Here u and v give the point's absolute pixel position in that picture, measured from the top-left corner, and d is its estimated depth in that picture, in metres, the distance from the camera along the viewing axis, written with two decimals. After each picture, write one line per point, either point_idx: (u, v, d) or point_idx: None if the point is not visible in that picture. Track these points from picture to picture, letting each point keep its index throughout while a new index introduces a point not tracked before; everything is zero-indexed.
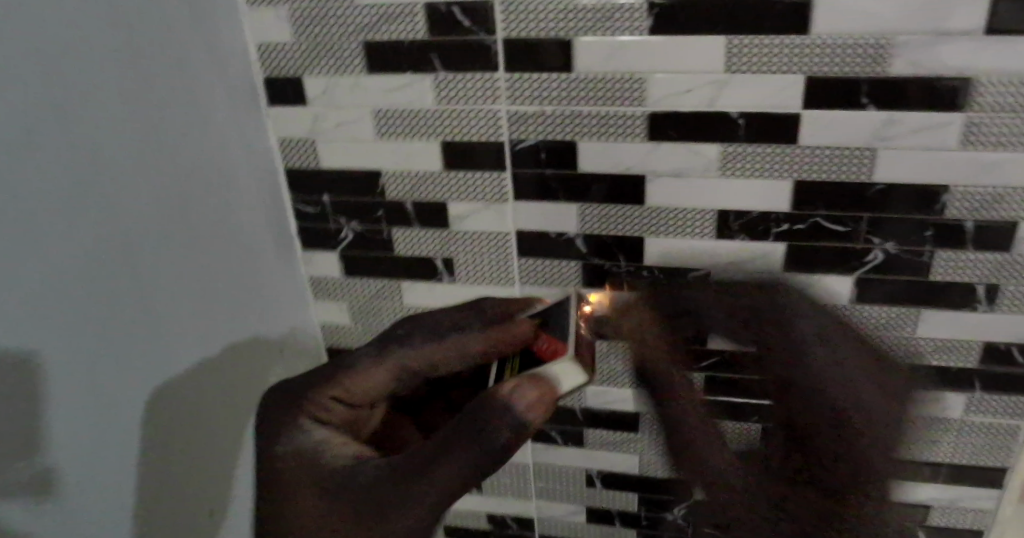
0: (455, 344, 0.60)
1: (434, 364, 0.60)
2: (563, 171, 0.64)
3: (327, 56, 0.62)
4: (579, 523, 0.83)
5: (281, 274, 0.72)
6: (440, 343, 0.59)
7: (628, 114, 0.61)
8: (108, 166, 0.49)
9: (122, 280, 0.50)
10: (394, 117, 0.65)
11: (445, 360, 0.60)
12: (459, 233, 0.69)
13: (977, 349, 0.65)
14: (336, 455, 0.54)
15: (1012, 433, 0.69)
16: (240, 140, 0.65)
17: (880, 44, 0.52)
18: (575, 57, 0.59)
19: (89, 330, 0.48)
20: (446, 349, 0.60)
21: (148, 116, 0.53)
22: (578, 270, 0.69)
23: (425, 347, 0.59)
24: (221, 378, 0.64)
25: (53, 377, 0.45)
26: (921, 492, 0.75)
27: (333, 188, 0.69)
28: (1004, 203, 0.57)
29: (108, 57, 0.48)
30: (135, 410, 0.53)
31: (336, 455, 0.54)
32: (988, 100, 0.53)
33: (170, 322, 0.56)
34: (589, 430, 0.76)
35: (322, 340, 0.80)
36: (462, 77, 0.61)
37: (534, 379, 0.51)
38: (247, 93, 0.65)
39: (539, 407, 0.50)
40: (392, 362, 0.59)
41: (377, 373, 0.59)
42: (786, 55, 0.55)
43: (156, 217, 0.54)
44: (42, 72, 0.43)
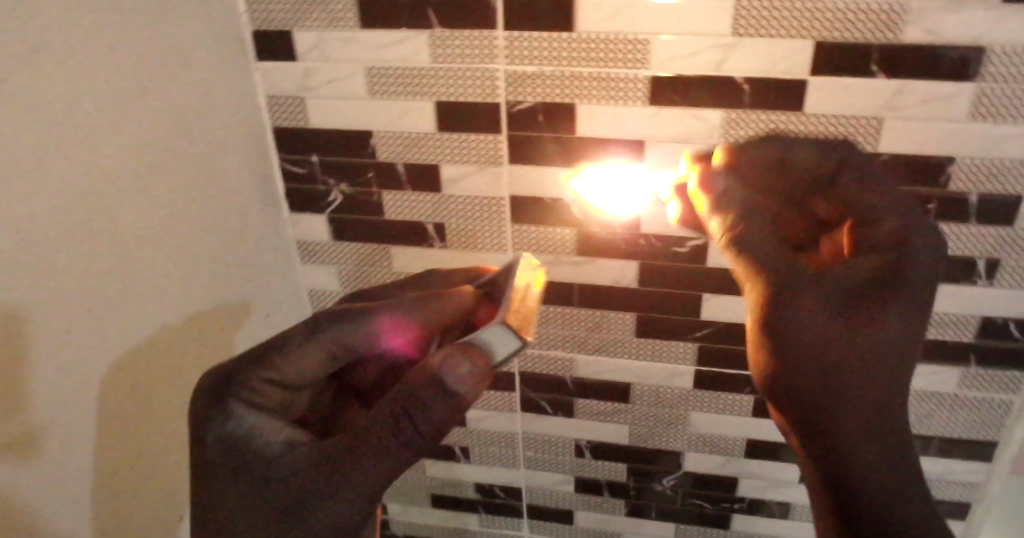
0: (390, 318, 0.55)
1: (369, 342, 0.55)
2: (559, 135, 0.62)
3: (317, 9, 0.60)
4: (567, 491, 0.84)
5: (268, 236, 0.71)
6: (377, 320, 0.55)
7: (629, 76, 0.58)
8: (94, 119, 0.48)
9: (102, 237, 0.49)
10: (385, 75, 0.63)
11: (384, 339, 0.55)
12: (451, 197, 0.68)
13: (975, 324, 0.63)
14: (270, 439, 0.50)
15: (1005, 410, 0.67)
16: (226, 95, 0.62)
17: (894, 8, 0.52)
18: (577, 15, 0.56)
19: (75, 286, 0.47)
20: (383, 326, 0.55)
21: (134, 67, 0.51)
22: (572, 237, 0.67)
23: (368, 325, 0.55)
24: (202, 341, 0.63)
25: (36, 333, 0.45)
26: (928, 468, 0.72)
27: (323, 148, 0.68)
28: (1008, 175, 0.57)
29: (92, 3, 0.47)
30: (114, 371, 0.52)
31: (269, 439, 0.50)
32: (997, 70, 0.53)
33: (154, 281, 0.55)
34: (579, 400, 0.77)
35: (309, 305, 0.79)
36: (458, 33, 0.59)
37: (467, 350, 0.49)
38: (236, 48, 0.63)
39: (474, 376, 0.48)
40: (328, 339, 0.54)
41: (310, 355, 0.54)
42: (797, 18, 0.54)
43: (138, 174, 0.53)
44: (25, 17, 0.42)
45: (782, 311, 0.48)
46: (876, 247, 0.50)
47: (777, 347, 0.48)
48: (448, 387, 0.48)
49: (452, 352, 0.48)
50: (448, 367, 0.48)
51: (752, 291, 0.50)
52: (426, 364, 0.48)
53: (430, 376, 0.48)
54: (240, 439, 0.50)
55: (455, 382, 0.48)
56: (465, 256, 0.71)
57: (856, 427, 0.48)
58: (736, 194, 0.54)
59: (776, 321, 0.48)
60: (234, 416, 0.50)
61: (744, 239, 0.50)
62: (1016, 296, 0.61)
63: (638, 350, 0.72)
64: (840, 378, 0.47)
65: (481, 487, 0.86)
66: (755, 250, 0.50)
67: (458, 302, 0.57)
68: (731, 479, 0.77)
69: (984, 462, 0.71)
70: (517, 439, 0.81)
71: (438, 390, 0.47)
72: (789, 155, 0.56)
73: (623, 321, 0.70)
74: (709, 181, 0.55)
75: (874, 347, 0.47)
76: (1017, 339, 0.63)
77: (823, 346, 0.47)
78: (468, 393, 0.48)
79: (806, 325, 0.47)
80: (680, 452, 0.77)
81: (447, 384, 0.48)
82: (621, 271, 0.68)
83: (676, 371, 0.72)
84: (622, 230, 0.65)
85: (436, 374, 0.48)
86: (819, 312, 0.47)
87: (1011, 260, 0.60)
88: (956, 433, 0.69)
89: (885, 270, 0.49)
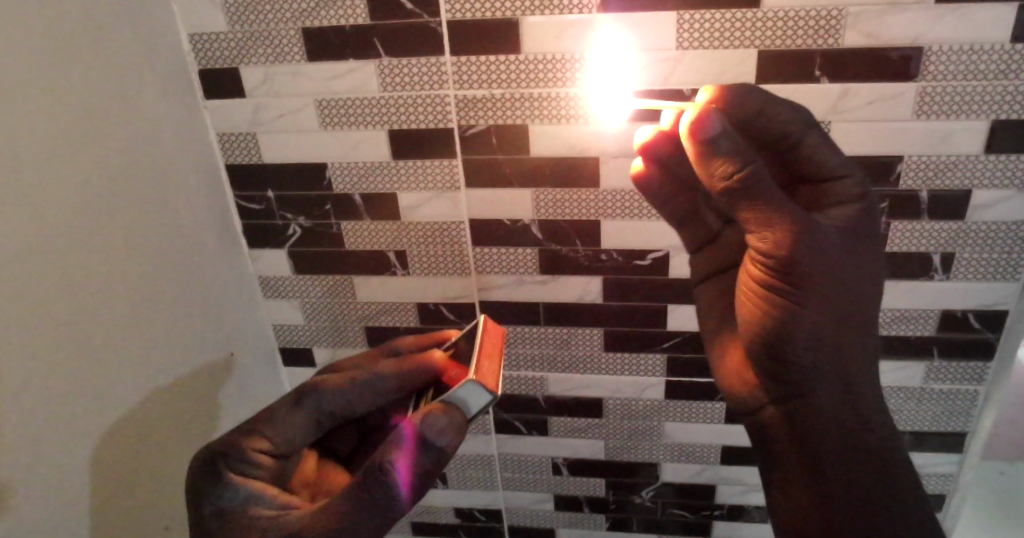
0: (366, 382, 0.57)
1: (351, 406, 0.57)
2: (514, 156, 0.62)
3: (264, 45, 0.60)
4: (549, 509, 0.83)
5: (232, 274, 0.70)
6: (358, 385, 0.57)
7: (578, 95, 0.59)
8: (45, 172, 0.47)
9: (59, 291, 0.48)
10: (336, 107, 0.62)
11: (365, 402, 0.57)
12: (410, 224, 0.67)
13: (934, 317, 0.64)
14: (265, 508, 0.52)
15: (971, 400, 0.68)
16: (179, 136, 0.62)
17: (832, 14, 0.53)
18: (522, 38, 0.57)
19: (34, 341, 0.46)
20: (359, 390, 0.57)
21: (83, 115, 0.51)
22: (534, 257, 0.67)
23: (343, 392, 0.57)
24: (177, 388, 0.62)
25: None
26: (918, 459, 0.72)
27: (278, 183, 0.67)
28: (956, 170, 0.58)
29: (34, 55, 0.46)
30: (83, 429, 0.51)
31: (264, 508, 0.52)
32: (938, 69, 0.54)
33: (120, 330, 0.54)
34: (554, 417, 0.76)
35: (277, 342, 0.78)
36: (406, 61, 0.59)
37: (446, 404, 0.49)
38: (185, 89, 0.62)
39: (455, 430, 0.49)
40: (312, 407, 0.57)
41: (298, 423, 0.56)
42: (737, 29, 0.54)
43: (95, 223, 0.52)
44: None
45: (803, 243, 0.47)
46: (843, 201, 0.52)
47: (795, 276, 0.47)
48: (431, 444, 0.48)
49: (432, 410, 0.48)
50: (430, 427, 0.48)
51: (767, 241, 0.47)
52: (408, 424, 0.48)
53: (412, 437, 0.48)
54: (235, 510, 0.52)
55: (438, 439, 0.48)
56: (429, 282, 0.71)
57: (845, 339, 0.51)
58: (729, 140, 0.45)
59: (798, 252, 0.47)
60: (230, 487, 0.52)
61: (756, 183, 0.45)
62: (972, 288, 0.62)
63: (608, 364, 0.72)
64: (840, 296, 0.49)
65: (464, 512, 0.86)
66: (766, 197, 0.45)
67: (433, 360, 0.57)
68: (709, 486, 0.78)
69: (954, 453, 0.71)
70: (495, 461, 0.81)
71: (422, 448, 0.48)
72: (771, 110, 0.50)
73: (591, 336, 0.70)
74: (700, 123, 0.45)
75: (861, 266, 0.50)
76: (975, 330, 0.64)
77: (834, 267, 0.48)
78: (450, 446, 0.49)
79: (822, 253, 0.47)
80: (657, 462, 0.77)
81: (430, 441, 0.48)
82: (585, 287, 0.68)
83: (647, 383, 0.72)
84: (583, 247, 0.66)
85: (417, 434, 0.48)
86: (832, 242, 0.48)
87: (965, 253, 0.61)
88: (927, 426, 0.70)
89: (863, 213, 0.51)
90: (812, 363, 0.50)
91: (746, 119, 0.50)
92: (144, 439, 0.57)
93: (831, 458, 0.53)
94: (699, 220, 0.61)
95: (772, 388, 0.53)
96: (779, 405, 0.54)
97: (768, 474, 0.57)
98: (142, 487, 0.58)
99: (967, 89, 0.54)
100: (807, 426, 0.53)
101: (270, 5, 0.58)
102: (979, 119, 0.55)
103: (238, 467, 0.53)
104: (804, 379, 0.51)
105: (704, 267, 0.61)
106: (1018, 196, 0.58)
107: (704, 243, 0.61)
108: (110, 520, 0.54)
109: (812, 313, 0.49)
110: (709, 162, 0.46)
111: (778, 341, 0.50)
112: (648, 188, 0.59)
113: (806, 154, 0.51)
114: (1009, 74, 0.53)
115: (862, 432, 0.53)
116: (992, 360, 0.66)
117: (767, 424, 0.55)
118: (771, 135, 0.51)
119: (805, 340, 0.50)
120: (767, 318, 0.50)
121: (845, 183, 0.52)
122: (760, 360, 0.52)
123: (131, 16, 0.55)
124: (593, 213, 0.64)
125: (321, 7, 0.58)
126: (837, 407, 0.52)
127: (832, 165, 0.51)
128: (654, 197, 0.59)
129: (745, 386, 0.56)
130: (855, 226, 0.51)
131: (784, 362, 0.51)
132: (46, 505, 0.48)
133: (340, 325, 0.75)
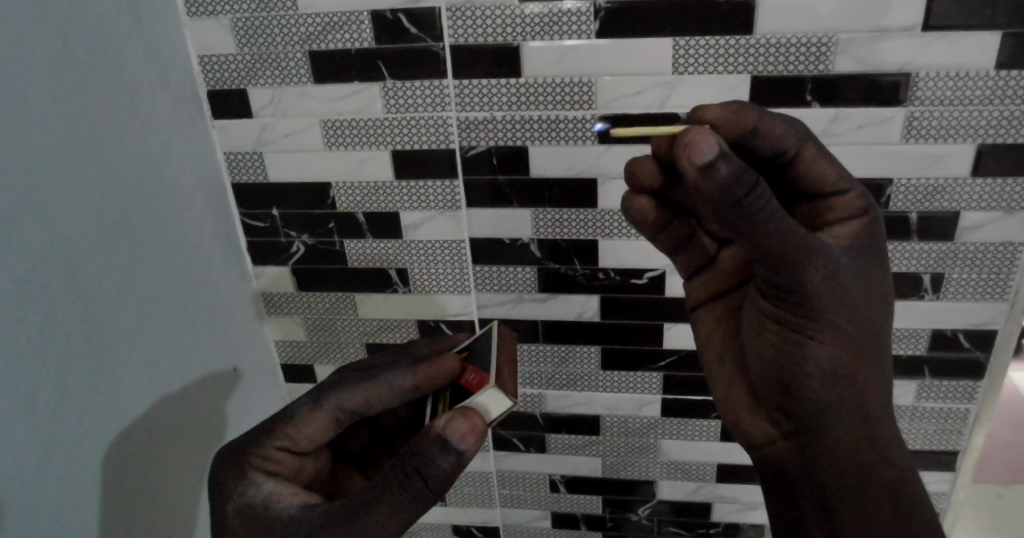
0: (382, 381, 0.57)
1: (369, 403, 0.57)
2: (515, 176, 0.64)
3: (272, 67, 0.62)
4: (546, 526, 0.84)
5: (235, 288, 0.71)
6: (375, 384, 0.57)
7: (578, 118, 0.60)
8: (57, 187, 0.48)
9: (69, 301, 0.49)
10: (342, 127, 0.64)
11: (375, 402, 0.57)
12: (412, 242, 0.69)
13: (926, 336, 0.65)
14: (288, 504, 0.52)
15: (963, 418, 0.69)
16: (188, 151, 0.63)
17: (823, 42, 0.55)
18: (523, 62, 0.59)
19: (48, 347, 0.48)
20: (376, 388, 0.57)
21: (95, 132, 0.52)
22: (534, 275, 0.68)
23: (357, 389, 0.57)
24: (180, 399, 0.62)
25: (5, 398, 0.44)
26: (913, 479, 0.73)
27: (283, 201, 0.69)
28: (944, 193, 0.59)
29: (48, 73, 0.48)
30: (92, 437, 0.52)
31: (287, 503, 0.52)
32: (926, 94, 0.56)
33: (127, 339, 0.55)
34: (552, 435, 0.77)
35: (278, 357, 0.79)
36: (409, 84, 0.61)
37: (468, 410, 0.49)
38: (194, 108, 0.64)
39: (476, 435, 0.48)
40: (333, 406, 0.57)
41: (320, 421, 0.56)
42: (731, 55, 0.56)
43: (104, 236, 0.53)
44: None
45: (815, 270, 0.48)
46: (848, 215, 0.53)
47: (807, 303, 0.49)
48: (451, 447, 0.47)
49: (453, 414, 0.48)
50: (452, 429, 0.47)
51: (782, 269, 0.48)
52: (429, 427, 0.48)
53: (433, 440, 0.47)
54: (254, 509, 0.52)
55: (458, 442, 0.47)
56: (430, 299, 0.72)
57: (860, 362, 0.51)
58: (727, 164, 0.44)
59: (808, 279, 0.48)
60: (251, 485, 0.53)
61: (767, 211, 0.45)
62: (963, 307, 0.64)
63: (605, 381, 0.73)
64: (852, 319, 0.50)
65: (462, 528, 0.86)
66: (774, 223, 0.46)
67: (449, 364, 0.56)
68: (705, 503, 0.78)
69: (948, 472, 0.72)
70: (494, 478, 0.81)
71: (442, 450, 0.47)
72: (768, 125, 0.52)
73: (589, 354, 0.71)
74: (693, 150, 0.44)
75: (872, 282, 0.51)
76: (966, 350, 0.66)
77: (846, 289, 0.49)
78: (470, 450, 0.48)
79: (834, 276, 0.49)
80: (653, 480, 0.78)
81: (451, 444, 0.47)
82: (583, 305, 0.69)
83: (645, 400, 0.73)
84: (582, 265, 0.67)
85: (438, 437, 0.47)
86: (845, 267, 0.49)
87: (954, 274, 0.62)
88: (921, 444, 0.71)
89: (869, 226, 0.53)
90: (825, 391, 0.51)
91: (743, 136, 0.52)
92: (149, 449, 0.58)
93: (840, 495, 0.52)
94: (695, 245, 0.61)
95: (784, 422, 0.54)
96: (791, 439, 0.54)
97: (777, 499, 0.56)
98: (149, 496, 0.58)
99: (956, 114, 0.56)
100: (820, 459, 0.52)
101: (279, 29, 0.60)
102: (967, 143, 0.57)
103: (257, 462, 0.55)
104: (820, 413, 0.51)
105: (703, 293, 0.62)
106: (1006, 218, 0.59)
107: (700, 267, 0.62)
108: (115, 527, 0.54)
109: (827, 342, 0.50)
110: (705, 188, 0.45)
111: (794, 370, 0.51)
112: (643, 220, 0.58)
113: (805, 166, 0.53)
114: (996, 100, 0.55)
115: (875, 455, 0.52)
116: (982, 379, 0.67)
117: (778, 458, 0.55)
118: (768, 150, 0.53)
119: (822, 362, 0.51)
120: (784, 347, 0.51)
121: (846, 197, 0.54)
122: (776, 391, 0.54)
123: (144, 37, 0.57)
124: (591, 232, 0.65)
125: (328, 31, 0.60)
126: (847, 436, 0.52)
127: (832, 178, 0.53)
128: (650, 226, 0.58)
129: (757, 420, 0.57)
130: (865, 241, 0.52)
131: (799, 392, 0.52)
132: (52, 513, 0.48)
133: (341, 341, 0.76)
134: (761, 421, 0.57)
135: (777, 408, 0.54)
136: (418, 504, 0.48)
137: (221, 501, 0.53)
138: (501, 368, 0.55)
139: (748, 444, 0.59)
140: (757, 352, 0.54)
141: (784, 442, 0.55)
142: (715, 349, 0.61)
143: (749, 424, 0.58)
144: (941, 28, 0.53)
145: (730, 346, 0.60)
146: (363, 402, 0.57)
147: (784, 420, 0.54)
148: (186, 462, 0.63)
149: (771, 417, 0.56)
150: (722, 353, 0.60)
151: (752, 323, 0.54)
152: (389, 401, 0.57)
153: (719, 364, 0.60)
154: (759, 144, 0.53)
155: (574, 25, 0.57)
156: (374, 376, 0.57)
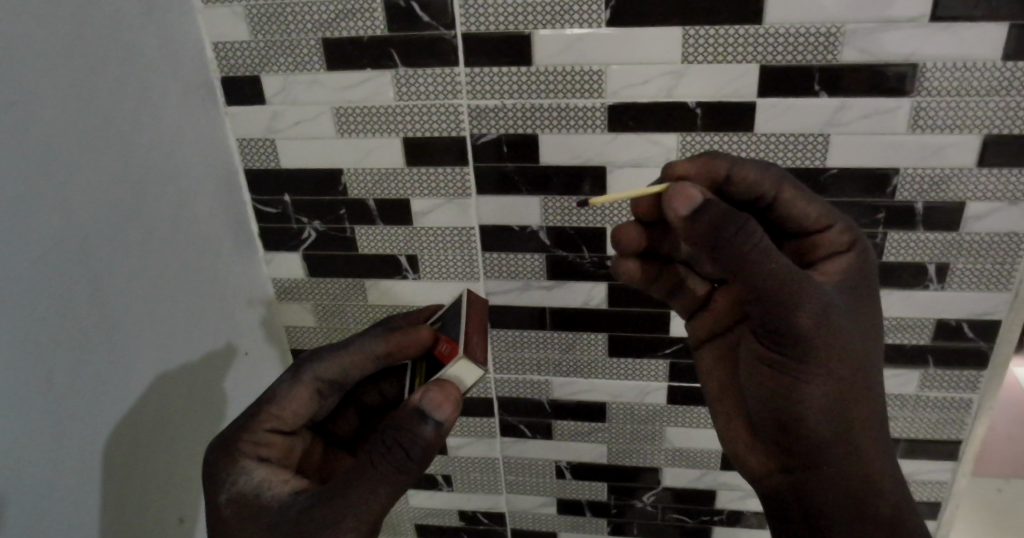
0: (358, 347, 0.60)
1: (346, 370, 0.61)
2: (524, 164, 0.64)
3: (284, 54, 0.63)
4: (548, 511, 0.85)
5: (243, 274, 0.72)
6: (353, 349, 0.60)
7: (587, 106, 0.61)
8: (64, 172, 0.48)
9: (77, 286, 0.49)
10: (352, 115, 0.65)
11: (355, 366, 0.61)
12: (420, 229, 0.69)
13: (930, 325, 0.66)
14: (278, 490, 0.53)
15: (964, 408, 0.70)
16: (197, 138, 0.64)
17: (831, 32, 0.55)
18: (534, 51, 0.59)
19: (55, 330, 0.48)
20: (352, 353, 0.60)
21: (106, 118, 0.53)
22: (541, 262, 0.69)
23: (332, 357, 0.60)
24: (184, 382, 0.63)
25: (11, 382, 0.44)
26: (911, 465, 0.74)
27: (293, 188, 0.70)
28: (948, 184, 0.60)
29: (60, 57, 0.48)
30: (102, 417, 0.52)
31: (277, 490, 0.53)
32: (933, 85, 0.56)
33: (129, 327, 0.55)
34: (557, 422, 0.78)
35: (285, 341, 0.80)
36: (421, 72, 0.62)
37: (443, 382, 0.50)
38: (206, 95, 0.65)
39: (451, 403, 0.49)
40: (312, 377, 0.60)
41: (303, 392, 0.60)
42: (739, 45, 0.57)
43: (111, 217, 0.53)
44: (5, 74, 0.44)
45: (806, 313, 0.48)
46: (836, 251, 0.54)
47: (801, 347, 0.49)
48: (428, 417, 0.49)
49: (427, 386, 0.50)
50: (428, 400, 0.48)
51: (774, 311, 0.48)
52: (406, 401, 0.49)
53: (409, 412, 0.49)
54: (249, 494, 0.52)
55: (433, 412, 0.48)
56: (437, 286, 0.73)
57: (852, 401, 0.51)
58: (714, 207, 0.48)
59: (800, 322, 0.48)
60: (243, 473, 0.53)
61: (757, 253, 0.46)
62: (966, 297, 0.64)
63: (610, 368, 0.73)
64: (846, 361, 0.50)
65: (466, 513, 0.87)
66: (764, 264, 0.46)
67: (421, 334, 0.58)
68: (708, 490, 0.79)
69: (948, 461, 0.73)
70: (498, 464, 0.82)
71: (420, 421, 0.48)
72: (743, 171, 0.54)
73: (595, 341, 0.72)
74: (677, 199, 0.49)
75: (863, 321, 0.51)
76: (968, 339, 0.66)
77: (838, 330, 0.49)
78: (449, 419, 0.49)
79: (826, 320, 0.48)
80: (657, 467, 0.79)
81: (427, 413, 0.48)
82: (588, 293, 0.70)
83: (649, 388, 0.74)
84: (590, 253, 0.68)
85: (414, 409, 0.49)
86: (837, 307, 0.49)
87: (959, 263, 0.63)
88: (922, 433, 0.72)
89: (858, 258, 0.54)
90: (820, 430, 0.51)
91: (716, 184, 0.55)
92: (154, 434, 0.59)
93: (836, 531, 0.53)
94: (687, 289, 0.62)
95: (780, 458, 0.55)
96: (785, 474, 0.55)
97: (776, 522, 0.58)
98: (154, 478, 0.59)
99: (962, 105, 0.57)
100: (813, 495, 0.53)
101: (291, 16, 0.61)
102: (971, 134, 0.57)
103: (253, 449, 0.55)
104: (817, 449, 0.52)
105: (701, 332, 0.62)
106: (1010, 208, 0.60)
107: (695, 308, 0.62)
108: (120, 510, 0.55)
109: (819, 383, 0.50)
110: (696, 228, 0.48)
111: (789, 411, 0.51)
112: (632, 280, 0.62)
113: (784, 208, 0.55)
114: (1001, 92, 0.56)
115: (863, 480, 0.53)
116: (984, 369, 0.67)
117: (774, 492, 0.56)
118: (746, 195, 0.55)
119: (816, 399, 0.50)
120: (778, 389, 0.51)
121: (832, 232, 0.55)
122: (770, 430, 0.54)
123: (155, 27, 0.58)
124: (597, 220, 0.66)
125: (339, 19, 0.60)
126: (843, 469, 0.53)
127: (815, 216, 0.54)
128: (640, 282, 0.62)
129: (755, 454, 0.58)
130: (852, 275, 0.53)
131: (794, 430, 0.52)
132: (63, 496, 0.49)
133: (350, 327, 0.77)
134: (757, 455, 0.58)
135: (773, 443, 0.54)
136: (404, 475, 0.49)
137: (216, 486, 0.53)
138: (470, 334, 0.55)
139: (748, 478, 0.59)
140: (751, 391, 0.54)
141: (779, 476, 0.56)
142: (714, 386, 0.61)
143: (747, 458, 0.58)
144: (948, 19, 0.54)
145: (729, 381, 0.60)
146: (338, 368, 0.60)
147: (780, 457, 0.55)
148: (189, 444, 0.64)
149: (766, 451, 0.56)
150: (721, 388, 0.61)
151: (747, 365, 0.54)
152: (366, 365, 0.61)
153: (716, 400, 0.61)
154: (737, 190, 0.54)
155: (584, 14, 0.57)
156: (349, 344, 0.61)
